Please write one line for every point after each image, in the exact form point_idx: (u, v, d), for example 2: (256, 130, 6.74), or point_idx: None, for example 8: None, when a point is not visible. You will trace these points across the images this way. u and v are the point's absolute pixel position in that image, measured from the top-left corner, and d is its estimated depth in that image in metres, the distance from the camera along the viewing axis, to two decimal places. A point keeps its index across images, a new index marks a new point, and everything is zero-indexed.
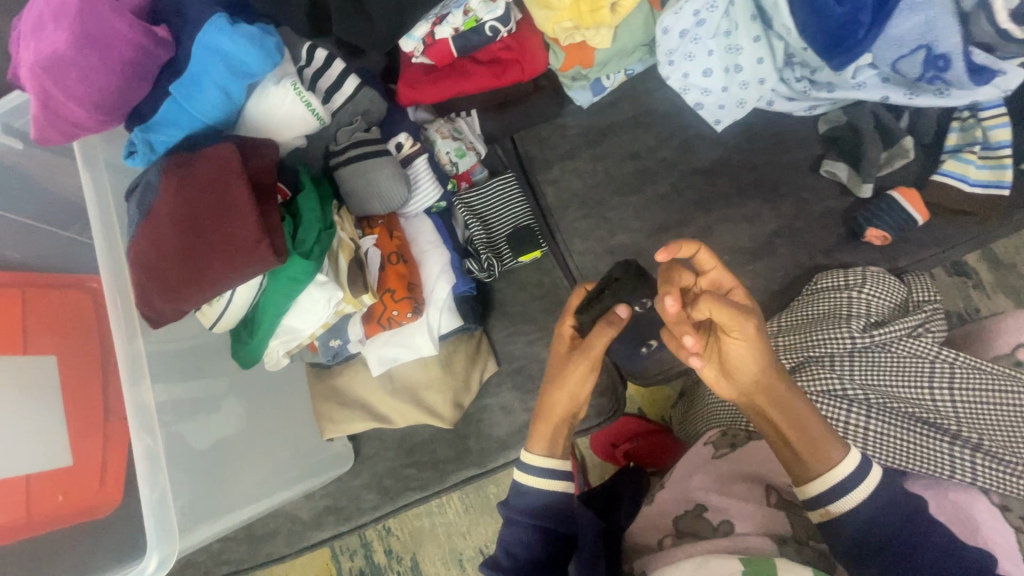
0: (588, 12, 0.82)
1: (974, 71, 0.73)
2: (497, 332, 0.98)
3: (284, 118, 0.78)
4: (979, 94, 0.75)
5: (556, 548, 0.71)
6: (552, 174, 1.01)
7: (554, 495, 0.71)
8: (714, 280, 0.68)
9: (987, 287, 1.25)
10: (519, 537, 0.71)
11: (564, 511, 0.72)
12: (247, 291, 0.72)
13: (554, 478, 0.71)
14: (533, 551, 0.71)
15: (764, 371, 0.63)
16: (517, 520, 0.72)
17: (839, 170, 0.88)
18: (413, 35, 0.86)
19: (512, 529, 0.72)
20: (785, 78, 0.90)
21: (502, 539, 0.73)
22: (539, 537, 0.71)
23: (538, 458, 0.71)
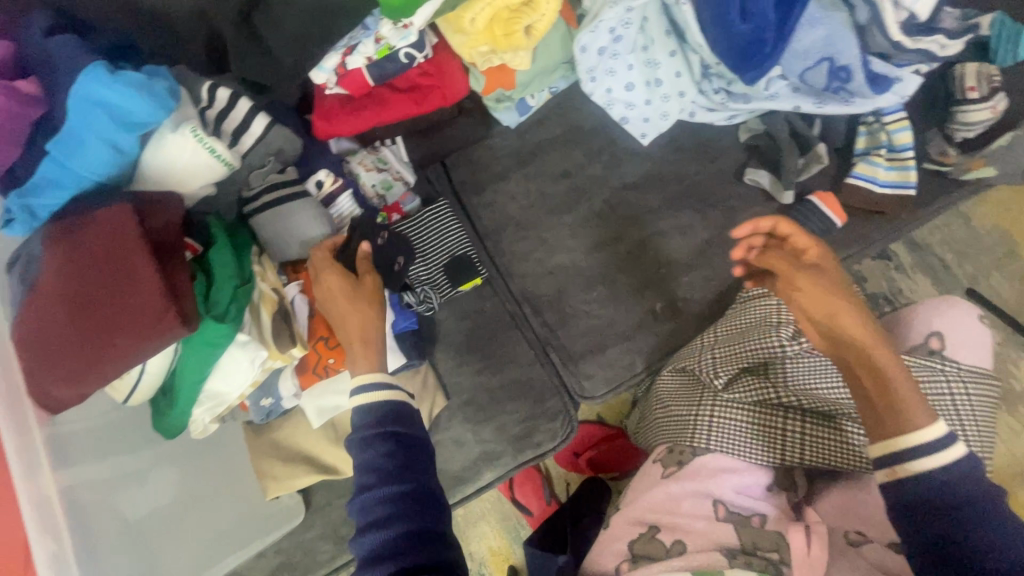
0: (503, 36, 0.80)
1: (873, 81, 0.76)
2: (444, 364, 0.95)
3: (186, 168, 0.72)
4: (880, 101, 0.78)
5: (418, 455, 0.66)
6: (485, 198, 1.00)
7: (396, 402, 0.68)
8: (794, 244, 0.72)
9: (907, 268, 1.33)
10: (381, 451, 0.64)
11: (409, 416, 0.68)
12: (160, 361, 0.67)
13: (381, 387, 0.69)
14: (390, 459, 0.64)
15: (828, 323, 0.67)
16: (373, 434, 0.66)
17: (760, 177, 0.91)
18: (324, 67, 0.82)
19: (366, 447, 0.65)
20: (704, 90, 0.90)
21: (357, 467, 0.65)
22: (389, 442, 0.65)
23: (368, 379, 0.69)
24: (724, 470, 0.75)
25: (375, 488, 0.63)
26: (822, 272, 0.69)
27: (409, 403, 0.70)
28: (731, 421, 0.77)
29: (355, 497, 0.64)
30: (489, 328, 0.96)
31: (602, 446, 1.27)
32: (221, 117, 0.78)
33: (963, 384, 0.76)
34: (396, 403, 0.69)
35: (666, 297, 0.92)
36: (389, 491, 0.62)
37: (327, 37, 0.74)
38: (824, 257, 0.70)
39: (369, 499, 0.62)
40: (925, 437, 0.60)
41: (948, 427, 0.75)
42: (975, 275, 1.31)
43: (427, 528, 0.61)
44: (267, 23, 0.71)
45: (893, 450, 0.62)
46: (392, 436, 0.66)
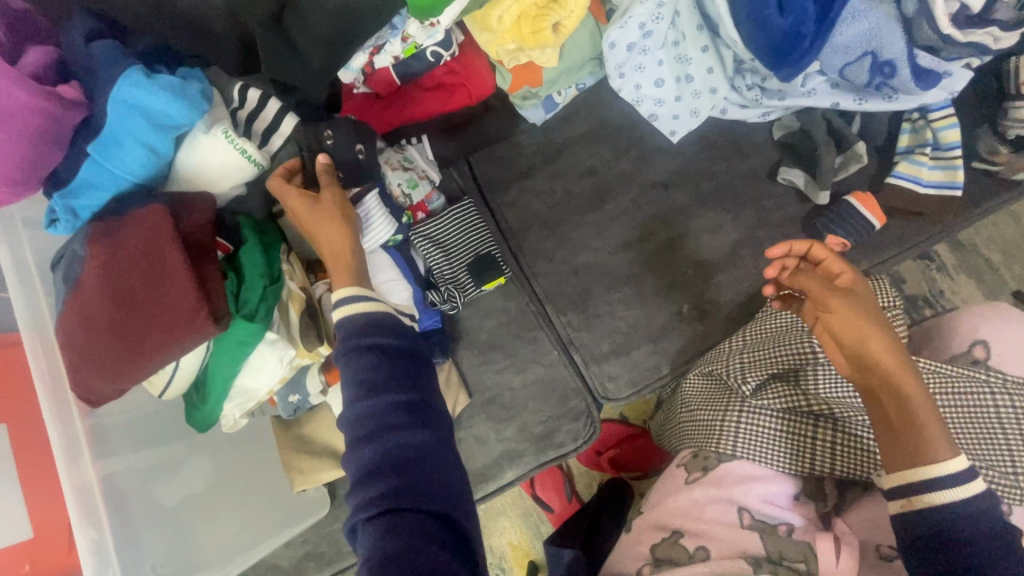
0: (530, 33, 0.79)
1: (921, 75, 0.72)
2: (467, 362, 0.96)
3: (217, 168, 0.73)
4: (928, 97, 0.75)
5: (404, 368, 0.66)
6: (510, 196, 0.99)
7: (378, 311, 0.69)
8: (827, 267, 0.70)
9: (950, 269, 1.27)
10: (367, 366, 0.65)
11: (394, 327, 0.69)
12: (193, 358, 0.69)
13: (367, 297, 0.69)
14: (383, 370, 0.65)
15: (857, 350, 0.63)
16: (359, 349, 0.66)
17: (794, 176, 0.87)
18: (352, 66, 0.82)
19: (353, 362, 0.65)
20: (736, 86, 0.88)
21: (349, 374, 0.65)
22: (381, 354, 0.66)
23: (349, 292, 0.69)
24: (750, 477, 0.74)
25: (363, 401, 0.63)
26: (857, 298, 0.65)
27: (392, 313, 0.70)
28: (756, 429, 0.74)
29: (346, 412, 0.65)
30: (513, 327, 0.95)
31: (624, 446, 1.28)
32: (252, 116, 0.80)
33: (1012, 396, 0.71)
34: (379, 313, 0.69)
35: (694, 298, 0.90)
36: (374, 405, 0.63)
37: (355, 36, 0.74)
38: (857, 282, 0.67)
39: (358, 413, 0.63)
40: (949, 471, 0.59)
41: (991, 440, 0.71)
42: (1023, 277, 1.25)
43: (416, 438, 0.62)
44: (298, 25, 0.72)
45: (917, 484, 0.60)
46: (384, 348, 0.67)
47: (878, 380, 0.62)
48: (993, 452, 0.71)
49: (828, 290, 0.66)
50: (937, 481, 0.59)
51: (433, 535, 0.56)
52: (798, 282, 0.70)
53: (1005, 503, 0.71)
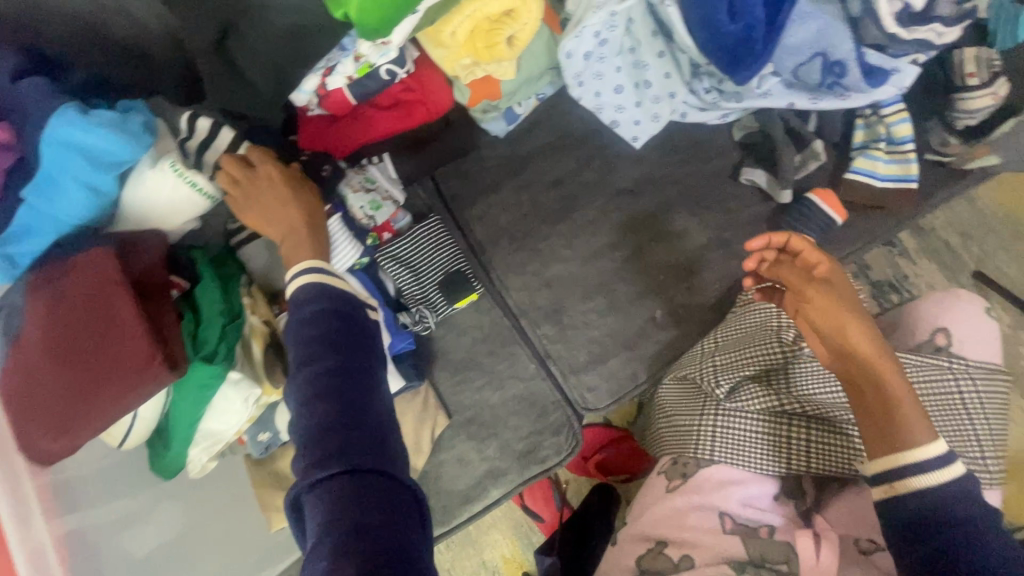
0: (484, 48, 0.78)
1: (869, 73, 0.73)
2: (444, 382, 0.94)
3: (166, 205, 0.70)
4: (879, 94, 0.75)
5: (353, 336, 0.66)
6: (477, 211, 0.98)
7: (332, 283, 0.69)
8: (805, 258, 0.69)
9: (912, 253, 1.30)
10: (315, 333, 0.64)
11: (345, 297, 0.69)
12: (153, 404, 0.67)
13: (321, 270, 0.70)
14: (329, 335, 0.64)
15: (836, 338, 0.65)
16: (308, 317, 0.66)
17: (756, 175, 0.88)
18: (304, 89, 0.77)
19: (302, 329, 0.65)
20: (694, 90, 0.88)
21: (295, 344, 0.64)
22: (330, 318, 0.66)
23: (310, 265, 0.70)
24: (729, 481, 0.74)
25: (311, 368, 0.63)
26: (834, 288, 0.67)
27: (348, 287, 0.71)
28: (733, 432, 0.75)
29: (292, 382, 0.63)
30: (488, 343, 0.94)
31: (611, 448, 1.25)
32: (202, 146, 0.76)
33: (973, 381, 0.73)
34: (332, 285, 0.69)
35: (667, 303, 0.90)
36: (323, 371, 0.62)
37: (304, 58, 0.72)
38: (835, 273, 0.67)
39: (307, 381, 0.62)
40: (927, 453, 0.62)
41: (956, 424, 0.73)
42: (981, 257, 1.28)
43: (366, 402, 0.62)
44: (242, 50, 0.70)
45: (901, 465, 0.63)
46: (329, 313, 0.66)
47: (856, 367, 0.65)
48: (959, 436, 0.73)
49: (803, 281, 0.68)
50: (916, 462, 0.62)
51: (386, 495, 0.56)
52: (777, 271, 0.70)
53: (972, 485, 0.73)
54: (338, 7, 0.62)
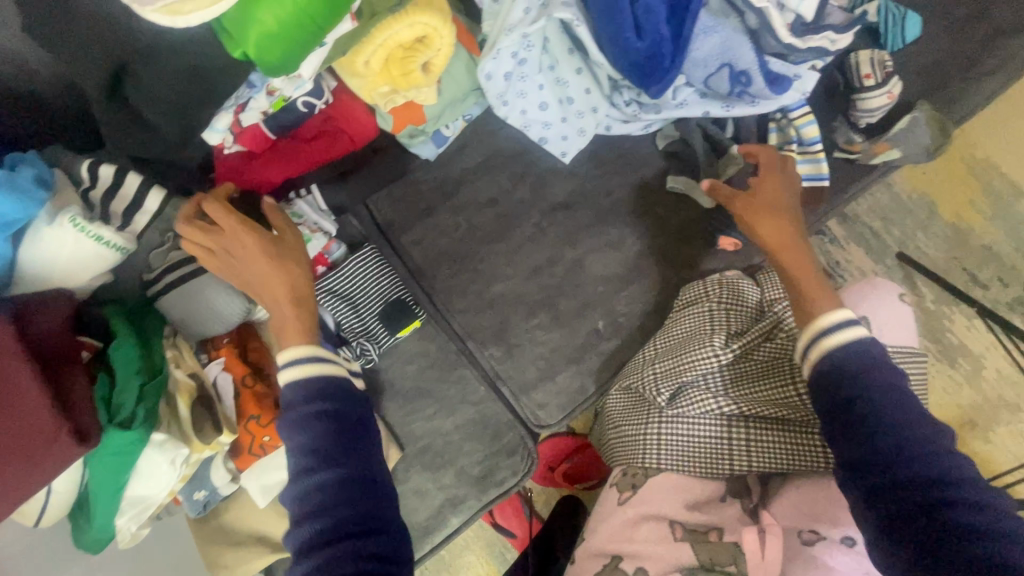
0: (400, 76, 0.77)
1: (773, 80, 0.77)
2: (394, 414, 0.92)
3: (68, 261, 0.66)
4: (784, 99, 0.80)
5: (356, 432, 0.68)
6: (414, 236, 0.95)
7: (332, 375, 0.69)
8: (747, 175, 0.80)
9: (842, 241, 1.32)
10: (319, 432, 0.65)
11: (344, 389, 0.70)
12: (70, 477, 0.63)
13: (312, 365, 0.68)
14: (325, 440, 0.65)
15: (751, 233, 0.77)
16: (309, 415, 0.66)
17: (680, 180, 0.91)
18: (217, 127, 0.76)
19: (303, 427, 0.66)
20: (615, 103, 0.89)
21: (294, 446, 0.66)
22: (326, 422, 0.66)
23: (300, 357, 0.68)
24: (677, 489, 0.78)
25: (315, 470, 0.64)
26: (762, 188, 0.78)
27: (346, 376, 0.71)
28: (676, 437, 0.78)
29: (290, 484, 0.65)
30: (436, 370, 0.92)
31: (576, 457, 1.23)
32: (109, 195, 0.73)
33: None
34: (333, 376, 0.69)
35: (608, 314, 0.92)
36: (328, 475, 0.64)
37: (214, 99, 0.66)
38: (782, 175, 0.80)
39: (312, 481, 0.64)
40: (835, 321, 0.69)
41: None
42: (902, 239, 1.31)
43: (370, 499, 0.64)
44: (140, 93, 0.63)
45: (820, 352, 0.69)
46: (324, 413, 0.67)
47: (781, 254, 0.75)
48: None
49: (742, 194, 0.78)
50: (828, 337, 0.69)
51: None
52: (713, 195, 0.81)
53: None
54: (233, 44, 0.60)
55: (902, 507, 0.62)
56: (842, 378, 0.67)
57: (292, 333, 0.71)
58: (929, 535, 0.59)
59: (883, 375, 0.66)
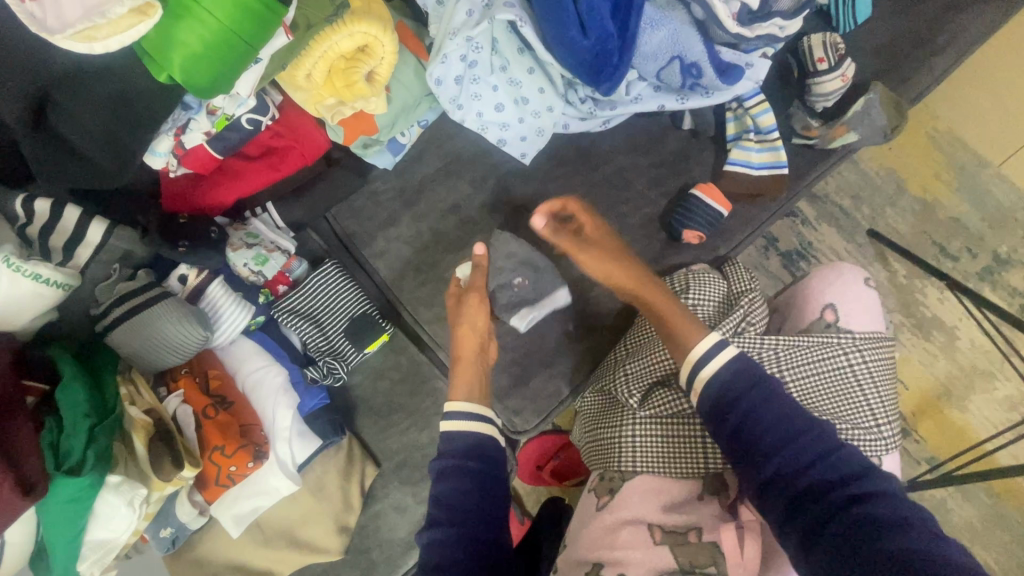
0: (344, 87, 0.75)
1: (725, 70, 0.77)
2: (368, 430, 0.90)
3: (5, 305, 0.62)
4: (739, 88, 0.80)
5: (497, 499, 0.64)
6: (377, 247, 0.93)
7: (484, 436, 0.68)
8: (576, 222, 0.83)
9: (813, 222, 1.32)
10: (460, 487, 0.63)
11: (494, 453, 0.67)
12: (23, 527, 0.61)
13: (474, 418, 0.68)
14: (467, 497, 0.62)
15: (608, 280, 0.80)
16: (453, 466, 0.65)
17: (557, 300, 0.89)
18: (158, 151, 0.73)
19: (444, 478, 0.64)
20: (571, 100, 0.87)
21: (433, 494, 0.64)
22: (470, 481, 0.63)
23: (462, 408, 0.69)
24: (653, 490, 0.78)
25: (442, 525, 0.61)
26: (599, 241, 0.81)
27: (495, 440, 0.69)
28: (649, 438, 0.79)
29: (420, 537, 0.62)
30: (408, 383, 0.91)
31: (563, 453, 1.19)
32: (47, 230, 0.70)
33: (861, 352, 0.79)
34: (483, 437, 0.68)
35: (577, 316, 0.91)
36: (461, 531, 0.60)
37: (148, 124, 0.63)
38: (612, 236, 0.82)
39: (435, 534, 0.60)
40: (704, 351, 0.68)
41: (851, 398, 0.78)
42: (872, 216, 1.31)
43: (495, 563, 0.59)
44: (66, 122, 0.59)
45: (702, 383, 0.68)
46: (466, 468, 0.64)
47: (643, 289, 0.78)
48: (857, 408, 0.78)
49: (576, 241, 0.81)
50: (702, 365, 0.68)
51: None
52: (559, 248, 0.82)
53: (875, 456, 0.78)
54: (159, 70, 0.57)
55: (826, 525, 0.57)
56: (723, 406, 0.66)
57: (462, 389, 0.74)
58: (858, 547, 0.54)
59: (764, 386, 0.65)
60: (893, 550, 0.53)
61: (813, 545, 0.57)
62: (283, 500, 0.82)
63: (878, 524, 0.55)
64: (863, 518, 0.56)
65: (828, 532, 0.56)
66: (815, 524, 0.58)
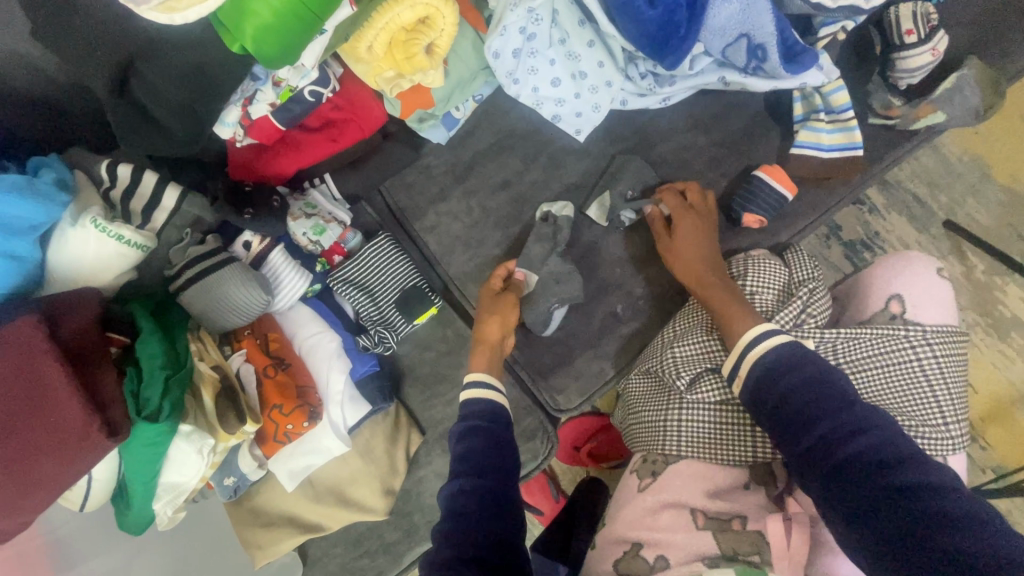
0: (404, 59, 0.75)
1: (794, 53, 0.74)
2: (415, 399, 0.93)
3: (93, 263, 0.68)
4: (808, 77, 0.77)
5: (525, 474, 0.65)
6: (428, 222, 0.94)
7: (494, 401, 0.73)
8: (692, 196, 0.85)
9: (881, 210, 1.24)
10: (475, 444, 0.66)
11: (503, 420, 0.71)
12: (107, 465, 0.67)
13: (481, 382, 0.75)
14: (483, 451, 0.66)
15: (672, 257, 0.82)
16: (470, 428, 0.69)
17: (587, 310, 0.89)
18: (227, 122, 0.75)
19: (465, 438, 0.67)
20: (630, 75, 0.85)
21: (455, 451, 0.67)
22: (485, 439, 0.67)
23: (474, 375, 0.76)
24: (697, 476, 0.78)
25: (461, 475, 0.63)
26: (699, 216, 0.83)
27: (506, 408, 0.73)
28: (696, 423, 0.79)
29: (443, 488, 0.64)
30: (453, 355, 0.93)
31: (601, 436, 1.19)
32: (128, 194, 0.74)
33: (930, 348, 0.75)
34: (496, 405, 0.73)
35: (626, 297, 0.89)
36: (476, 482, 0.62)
37: (220, 95, 0.66)
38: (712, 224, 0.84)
39: (457, 483, 0.62)
40: (754, 338, 0.68)
41: (917, 394, 0.74)
42: (950, 206, 1.22)
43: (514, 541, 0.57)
44: (149, 94, 0.62)
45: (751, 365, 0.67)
46: (480, 427, 0.68)
47: (701, 275, 0.79)
48: (923, 406, 0.74)
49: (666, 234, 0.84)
50: (753, 347, 0.68)
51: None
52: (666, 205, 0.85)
53: (941, 455, 0.74)
54: (232, 40, 0.59)
55: (872, 512, 0.55)
56: (767, 384, 0.65)
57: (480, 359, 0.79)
58: (905, 536, 0.53)
59: (807, 370, 0.63)
60: (946, 546, 0.51)
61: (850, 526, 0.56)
62: (334, 460, 0.87)
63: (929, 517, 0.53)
64: (913, 508, 0.54)
65: (873, 514, 0.55)
66: (854, 504, 0.56)
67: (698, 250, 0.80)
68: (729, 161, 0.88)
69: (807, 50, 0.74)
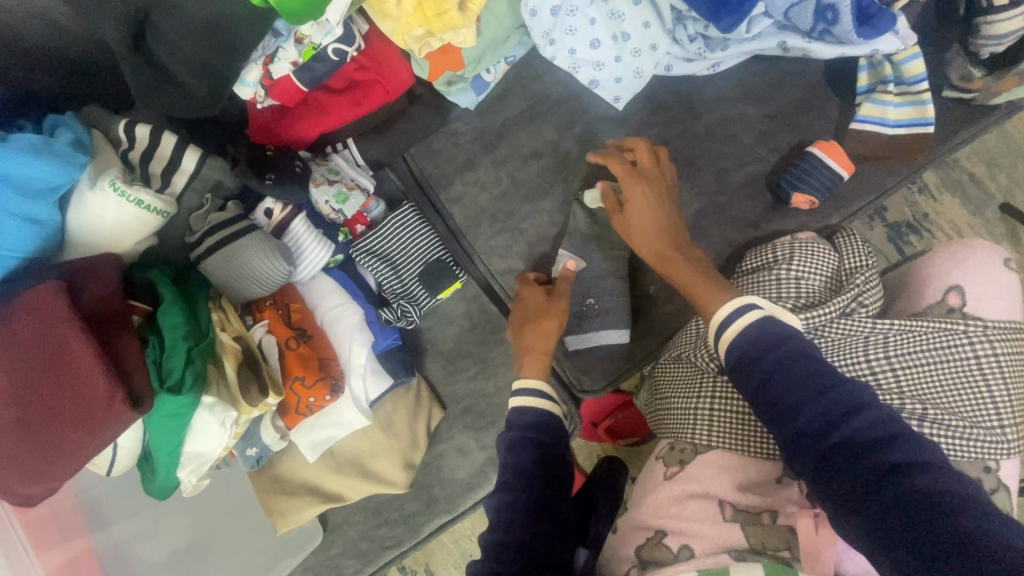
0: (435, 16, 0.69)
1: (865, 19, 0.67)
2: (436, 374, 0.91)
3: (112, 226, 0.65)
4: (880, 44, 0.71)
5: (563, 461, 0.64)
6: (454, 192, 0.90)
7: (549, 413, 0.69)
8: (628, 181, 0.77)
9: (932, 190, 1.16)
10: (527, 456, 0.64)
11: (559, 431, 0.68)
12: (132, 433, 0.67)
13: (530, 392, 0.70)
14: (534, 466, 0.63)
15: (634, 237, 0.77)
16: (522, 438, 0.66)
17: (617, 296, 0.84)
18: (247, 81, 0.71)
19: (514, 446, 0.65)
20: (677, 38, 0.80)
21: (503, 461, 0.65)
22: (537, 451, 0.65)
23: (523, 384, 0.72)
24: (727, 468, 0.76)
25: (511, 489, 0.62)
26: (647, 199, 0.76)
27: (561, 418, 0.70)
28: (726, 412, 0.76)
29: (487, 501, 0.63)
30: (477, 332, 0.90)
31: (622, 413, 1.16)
32: (147, 155, 0.72)
33: (991, 345, 0.70)
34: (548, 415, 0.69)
35: (660, 278, 0.86)
36: (522, 497, 0.61)
37: (238, 53, 0.62)
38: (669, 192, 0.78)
39: (503, 497, 0.61)
40: (729, 312, 0.63)
41: (973, 394, 0.70)
42: (1009, 188, 1.13)
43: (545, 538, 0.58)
44: (165, 48, 0.58)
45: (725, 347, 0.63)
46: (534, 439, 0.66)
47: (674, 261, 0.74)
48: (976, 405, 0.70)
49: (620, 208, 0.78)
50: (726, 327, 0.63)
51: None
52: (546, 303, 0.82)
53: (994, 459, 0.70)
54: None
55: (868, 490, 0.52)
56: (746, 367, 0.60)
57: (534, 365, 0.75)
58: (902, 511, 0.50)
59: (792, 348, 0.59)
60: (945, 522, 0.49)
61: (850, 511, 0.53)
62: (356, 432, 0.86)
63: (931, 498, 0.50)
64: (916, 490, 0.51)
65: (874, 498, 0.52)
66: (852, 484, 0.53)
67: (650, 230, 0.76)
68: (782, 134, 0.82)
69: (883, 12, 0.67)
